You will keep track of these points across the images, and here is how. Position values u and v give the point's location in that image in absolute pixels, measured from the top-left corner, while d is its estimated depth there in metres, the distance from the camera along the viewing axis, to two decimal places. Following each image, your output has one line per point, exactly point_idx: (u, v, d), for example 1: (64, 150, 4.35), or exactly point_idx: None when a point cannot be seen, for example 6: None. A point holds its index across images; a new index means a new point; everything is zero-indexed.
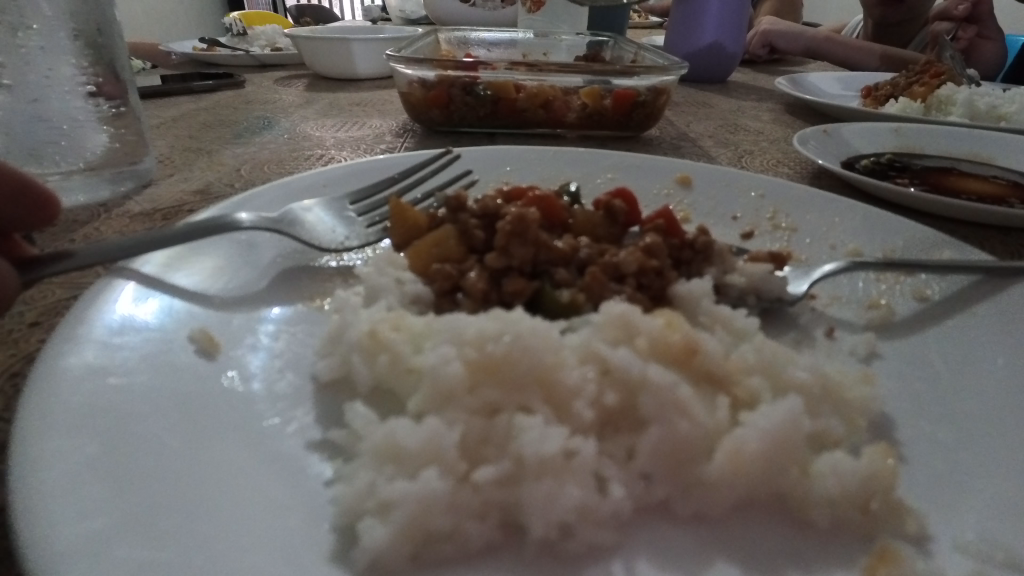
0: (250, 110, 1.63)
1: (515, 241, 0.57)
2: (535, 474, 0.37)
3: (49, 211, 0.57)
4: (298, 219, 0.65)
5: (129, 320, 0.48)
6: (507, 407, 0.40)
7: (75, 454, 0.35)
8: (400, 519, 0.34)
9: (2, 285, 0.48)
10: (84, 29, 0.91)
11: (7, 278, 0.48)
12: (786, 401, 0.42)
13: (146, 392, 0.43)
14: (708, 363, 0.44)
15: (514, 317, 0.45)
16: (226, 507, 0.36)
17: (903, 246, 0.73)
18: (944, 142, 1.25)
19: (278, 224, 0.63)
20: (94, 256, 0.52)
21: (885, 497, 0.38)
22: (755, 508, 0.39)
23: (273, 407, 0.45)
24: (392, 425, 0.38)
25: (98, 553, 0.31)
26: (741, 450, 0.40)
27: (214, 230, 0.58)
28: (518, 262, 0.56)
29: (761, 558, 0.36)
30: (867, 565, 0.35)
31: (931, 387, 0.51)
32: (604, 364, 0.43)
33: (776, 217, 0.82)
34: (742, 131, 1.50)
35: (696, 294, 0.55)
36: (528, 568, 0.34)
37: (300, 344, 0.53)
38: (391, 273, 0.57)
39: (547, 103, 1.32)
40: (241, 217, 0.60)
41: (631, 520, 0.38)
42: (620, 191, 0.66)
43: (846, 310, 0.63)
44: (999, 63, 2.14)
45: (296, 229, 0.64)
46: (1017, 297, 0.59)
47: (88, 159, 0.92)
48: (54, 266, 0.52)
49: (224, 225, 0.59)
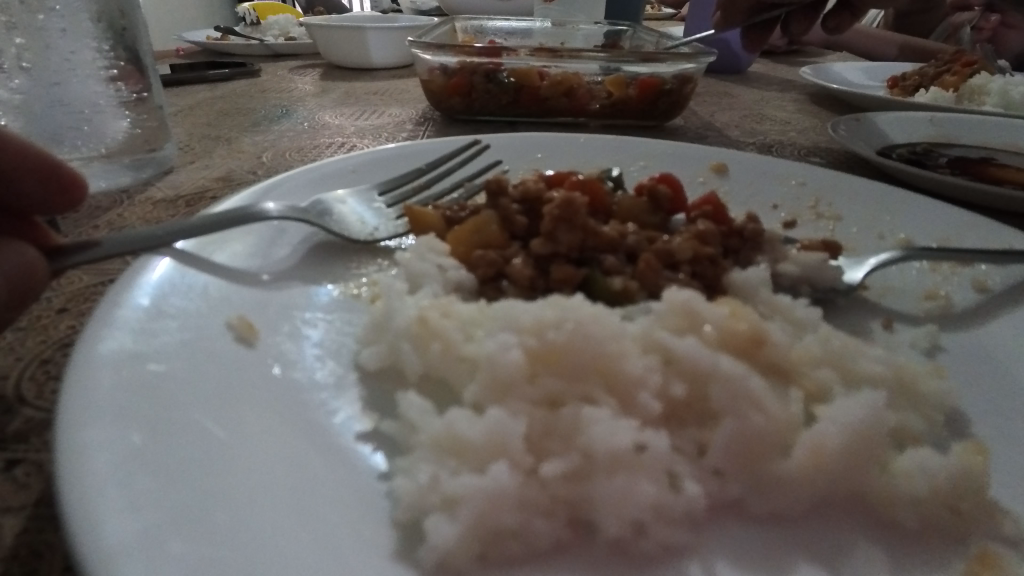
0: (266, 98, 1.61)
1: (561, 226, 0.54)
2: (604, 470, 0.35)
3: (75, 194, 0.55)
4: (328, 210, 0.63)
5: (164, 306, 0.46)
6: (570, 398, 0.38)
7: (118, 443, 0.33)
8: (467, 517, 0.32)
9: (31, 273, 0.46)
10: (105, 12, 0.90)
11: (36, 266, 0.46)
12: (864, 394, 0.40)
13: (187, 381, 0.41)
14: (777, 354, 0.42)
15: (572, 304, 0.43)
16: (279, 501, 0.33)
17: (956, 235, 0.70)
18: (980, 132, 1.22)
19: (309, 215, 0.61)
20: (125, 241, 0.50)
21: (977, 497, 0.36)
22: (837, 507, 0.37)
23: (317, 397, 0.43)
24: (451, 416, 0.36)
25: (150, 546, 0.28)
26: (821, 445, 0.37)
27: (241, 222, 0.55)
28: (565, 248, 0.54)
29: (850, 561, 0.33)
30: (965, 570, 0.33)
31: (1006, 381, 0.48)
32: (669, 354, 0.41)
33: (818, 206, 0.79)
34: (768, 121, 1.46)
35: (752, 282, 0.53)
36: (603, 569, 0.32)
37: (340, 333, 0.51)
38: (432, 258, 0.55)
39: (570, 91, 1.28)
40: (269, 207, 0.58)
41: (706, 519, 0.35)
42: (665, 176, 0.64)
43: (903, 301, 0.60)
44: None
45: (326, 220, 0.62)
46: None
47: (108, 146, 0.90)
48: (87, 253, 0.49)
49: (257, 214, 0.57)
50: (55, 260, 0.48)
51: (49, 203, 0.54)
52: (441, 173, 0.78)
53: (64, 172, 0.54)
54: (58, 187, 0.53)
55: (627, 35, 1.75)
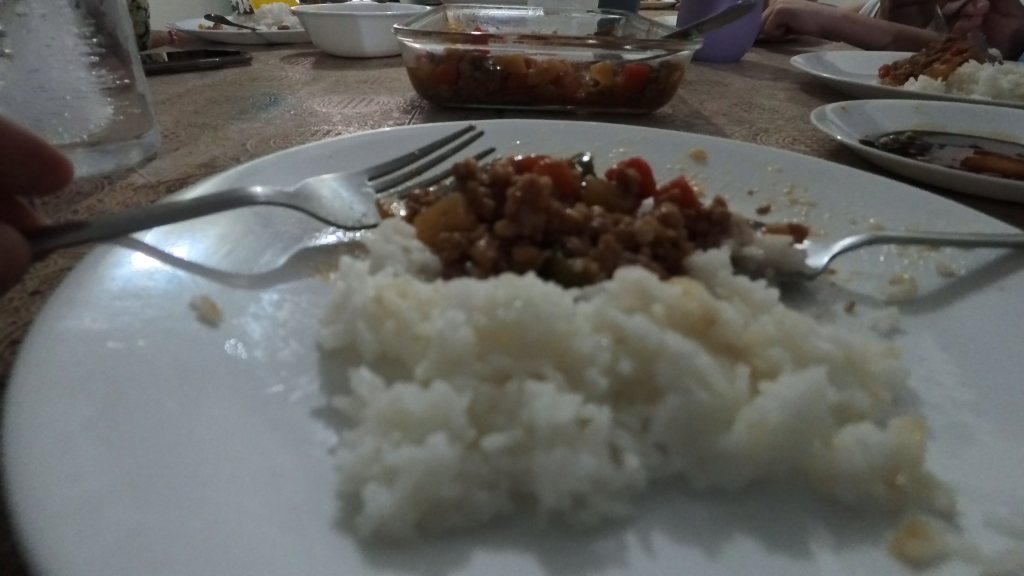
0: (256, 87, 1.61)
1: (525, 208, 0.54)
2: (546, 443, 0.36)
3: (59, 175, 0.55)
4: (314, 195, 0.62)
5: (130, 286, 0.47)
6: (517, 374, 0.39)
7: (69, 418, 0.34)
8: (405, 487, 0.33)
9: (13, 256, 0.45)
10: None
11: (20, 249, 0.45)
12: (809, 371, 0.40)
13: (146, 356, 0.41)
14: (727, 333, 0.42)
15: (525, 282, 0.43)
16: (223, 473, 0.34)
17: (927, 220, 0.70)
18: (967, 120, 1.21)
19: (297, 200, 0.60)
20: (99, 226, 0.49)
21: (912, 472, 0.37)
22: (777, 481, 0.37)
23: (276, 375, 0.44)
24: (398, 391, 0.37)
25: (86, 516, 0.29)
26: (762, 421, 0.38)
27: (230, 207, 0.55)
28: (529, 231, 0.54)
29: (782, 532, 0.34)
30: (894, 541, 0.33)
31: (959, 362, 0.49)
32: (619, 332, 0.41)
33: (794, 192, 0.80)
34: (757, 109, 1.46)
35: (713, 264, 0.53)
36: (538, 539, 0.33)
37: (304, 314, 0.51)
38: (398, 241, 0.55)
39: (558, 79, 1.28)
40: (256, 191, 0.58)
41: (646, 492, 0.36)
42: (635, 161, 0.64)
43: (868, 285, 0.61)
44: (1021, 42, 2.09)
45: (311, 205, 0.61)
46: None
47: (91, 132, 0.90)
48: (68, 235, 0.48)
49: (239, 199, 0.56)
50: (37, 243, 0.48)
51: (34, 182, 0.54)
52: (430, 158, 0.78)
53: (47, 150, 0.54)
54: (41, 166, 0.53)
55: (621, 24, 1.74)
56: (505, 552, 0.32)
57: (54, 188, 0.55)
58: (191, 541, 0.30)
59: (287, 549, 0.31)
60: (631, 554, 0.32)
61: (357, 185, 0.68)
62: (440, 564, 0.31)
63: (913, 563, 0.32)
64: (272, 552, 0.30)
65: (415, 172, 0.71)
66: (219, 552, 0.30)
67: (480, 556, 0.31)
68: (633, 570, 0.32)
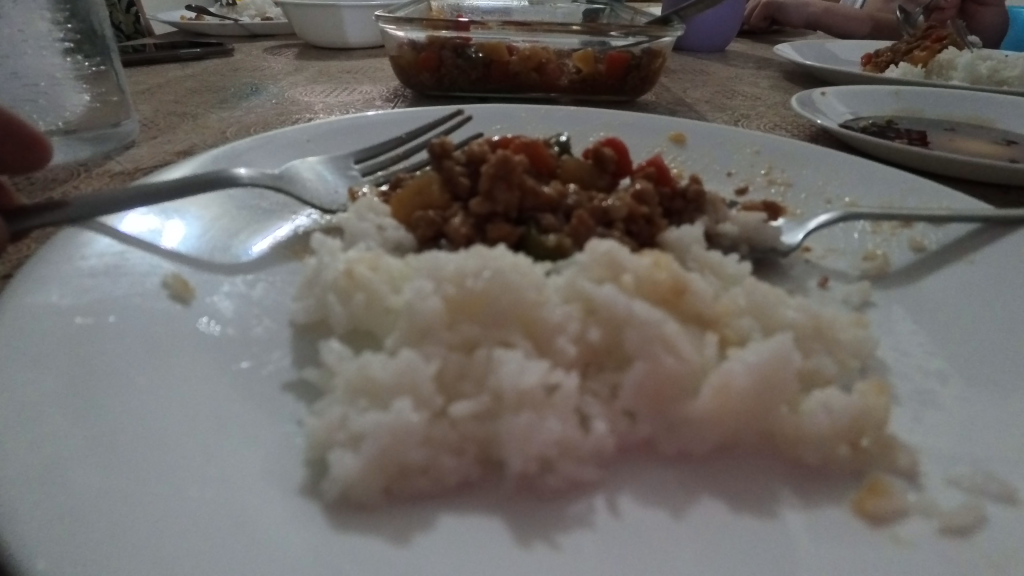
0: (238, 77, 1.60)
1: (499, 185, 0.55)
2: (512, 408, 0.36)
3: (35, 155, 0.54)
4: (297, 177, 0.62)
5: (101, 264, 0.47)
6: (486, 343, 0.39)
7: (36, 389, 0.34)
8: (371, 451, 0.33)
9: None
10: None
11: None
12: (776, 338, 0.41)
13: (116, 330, 0.41)
14: (696, 302, 0.43)
15: (494, 254, 0.43)
16: (190, 443, 0.34)
17: (900, 198, 0.71)
18: (945, 104, 1.22)
19: (279, 180, 0.60)
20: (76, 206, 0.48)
21: (876, 433, 0.37)
22: (746, 446, 0.38)
23: (247, 350, 0.44)
24: (366, 360, 0.37)
25: (46, 482, 0.29)
26: (729, 386, 0.38)
27: (215, 189, 0.54)
28: (503, 207, 0.54)
29: (747, 494, 0.35)
30: (856, 499, 0.34)
31: (926, 333, 0.49)
32: (589, 302, 0.42)
33: (771, 173, 0.80)
34: (740, 97, 1.47)
35: (687, 239, 0.54)
36: (505, 502, 0.33)
37: (278, 291, 0.51)
38: (372, 219, 0.55)
39: (540, 66, 1.28)
40: (238, 171, 0.57)
41: (614, 458, 0.36)
42: (612, 140, 0.64)
43: (841, 261, 0.61)
44: (1000, 30, 2.10)
45: (295, 187, 0.61)
46: (1016, 244, 0.57)
47: (67, 119, 0.88)
48: (45, 216, 0.48)
49: (222, 179, 0.56)
50: (14, 223, 0.48)
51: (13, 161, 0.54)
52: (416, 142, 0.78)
53: (25, 131, 0.53)
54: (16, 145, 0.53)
55: (605, 13, 1.73)
56: (471, 515, 0.32)
57: (30, 167, 0.54)
58: (153, 507, 0.30)
59: (250, 516, 0.31)
60: (596, 517, 0.33)
61: (340, 169, 0.67)
62: (406, 527, 0.31)
63: (873, 520, 0.33)
64: (236, 516, 0.30)
65: (401, 155, 0.71)
66: (179, 519, 0.29)
67: (446, 520, 0.32)
68: (599, 532, 0.32)
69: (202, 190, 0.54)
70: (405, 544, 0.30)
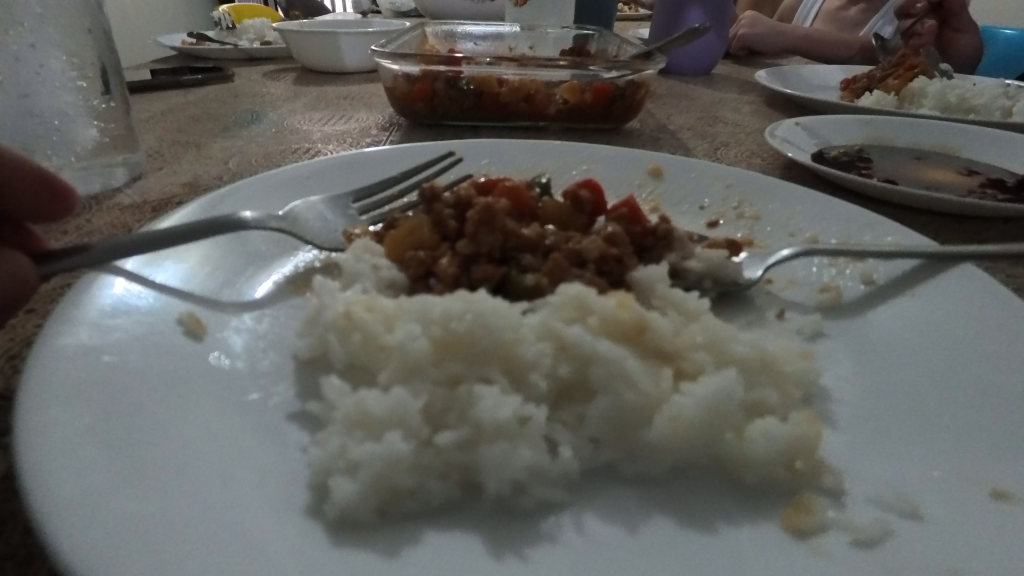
0: (238, 104, 1.65)
1: (482, 229, 0.60)
2: (490, 437, 0.41)
3: (67, 205, 0.59)
4: (298, 218, 0.68)
5: (121, 305, 0.52)
6: (467, 379, 0.44)
7: (72, 423, 0.39)
8: (366, 476, 0.38)
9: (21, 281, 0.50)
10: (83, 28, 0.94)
11: (26, 273, 0.50)
12: (725, 372, 0.46)
13: (138, 368, 0.46)
14: (656, 339, 0.48)
15: (476, 297, 0.49)
16: (209, 470, 0.40)
17: (857, 232, 0.77)
18: (913, 133, 1.28)
19: (283, 223, 0.65)
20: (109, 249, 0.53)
21: (809, 457, 0.42)
22: (696, 469, 0.43)
23: (255, 383, 0.49)
24: (362, 395, 0.42)
25: (90, 504, 0.34)
26: (681, 416, 0.43)
27: (227, 231, 0.60)
28: (486, 249, 0.60)
29: (695, 512, 0.40)
30: (787, 516, 0.39)
31: (868, 362, 0.55)
32: (560, 340, 0.47)
33: (741, 206, 0.86)
34: (721, 123, 1.53)
35: (653, 278, 0.59)
36: (482, 521, 0.38)
37: (282, 326, 0.57)
38: (368, 259, 0.60)
39: (529, 97, 1.34)
40: (247, 215, 0.62)
41: (580, 480, 0.42)
42: (588, 182, 0.70)
43: (800, 293, 0.67)
44: (973, 56, 2.18)
45: (296, 228, 0.67)
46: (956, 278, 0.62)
47: (78, 153, 0.92)
48: (73, 260, 0.52)
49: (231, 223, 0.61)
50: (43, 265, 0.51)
51: (44, 212, 0.59)
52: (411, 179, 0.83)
53: (57, 183, 0.58)
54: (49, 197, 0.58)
55: (594, 39, 1.78)
56: (453, 533, 0.37)
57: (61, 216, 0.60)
58: (180, 526, 0.35)
59: (261, 534, 0.36)
60: (562, 533, 0.38)
61: (339, 208, 0.73)
62: (397, 543, 0.36)
63: (800, 534, 0.38)
64: (252, 533, 0.36)
65: (398, 194, 0.77)
66: (203, 536, 0.34)
67: (432, 537, 0.37)
68: (563, 546, 0.37)
69: (215, 233, 0.59)
70: (395, 558, 0.35)
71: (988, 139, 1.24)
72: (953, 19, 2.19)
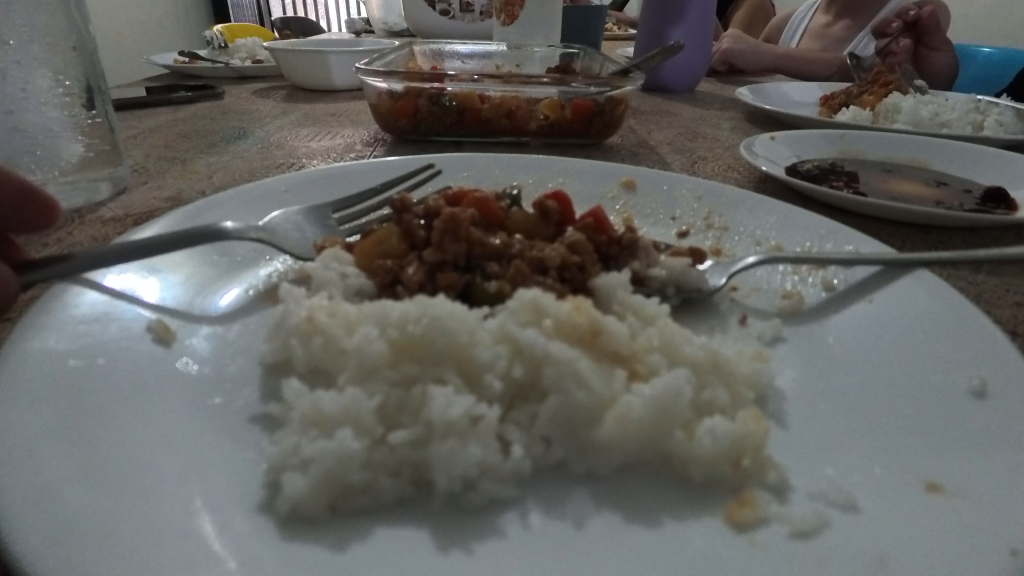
0: (227, 120, 1.68)
1: (448, 237, 0.62)
2: (441, 435, 0.42)
3: (49, 218, 0.61)
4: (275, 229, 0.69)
5: (92, 312, 0.53)
6: (423, 380, 0.46)
7: (34, 423, 0.40)
8: (318, 473, 0.39)
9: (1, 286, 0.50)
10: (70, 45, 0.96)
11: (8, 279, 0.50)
12: (674, 372, 0.47)
13: (104, 371, 0.47)
14: (609, 342, 0.50)
15: (435, 302, 0.50)
16: (167, 469, 0.41)
17: (821, 241, 0.79)
18: (885, 148, 1.31)
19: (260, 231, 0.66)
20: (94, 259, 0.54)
21: (754, 454, 0.44)
22: (645, 466, 0.44)
23: (220, 387, 0.50)
24: (318, 396, 0.43)
25: (44, 499, 0.35)
26: (630, 414, 0.45)
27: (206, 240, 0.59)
28: (451, 257, 0.62)
29: (640, 508, 0.41)
30: (729, 510, 0.40)
31: (822, 365, 0.56)
32: (516, 343, 0.49)
33: (710, 218, 0.88)
34: (701, 138, 1.56)
35: (615, 285, 0.61)
36: (431, 516, 0.39)
37: (251, 333, 0.58)
38: (337, 267, 0.62)
39: (510, 113, 1.37)
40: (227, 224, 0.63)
41: (531, 477, 0.43)
42: (556, 193, 0.71)
43: (761, 300, 0.68)
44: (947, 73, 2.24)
45: (271, 237, 0.68)
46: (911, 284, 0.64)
47: (63, 168, 0.94)
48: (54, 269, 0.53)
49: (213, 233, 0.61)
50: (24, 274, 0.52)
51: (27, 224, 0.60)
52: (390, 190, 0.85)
53: (43, 197, 0.60)
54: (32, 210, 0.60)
55: (580, 56, 1.81)
56: (401, 527, 0.38)
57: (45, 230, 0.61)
58: (133, 521, 0.36)
59: (214, 529, 0.37)
60: (509, 527, 0.39)
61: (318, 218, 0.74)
62: (345, 538, 0.37)
63: (740, 527, 0.39)
64: (205, 528, 0.37)
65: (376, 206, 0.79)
66: (155, 531, 0.35)
67: (380, 531, 0.38)
68: (508, 540, 0.38)
69: (196, 243, 0.59)
70: (342, 551, 0.36)
71: (958, 152, 1.27)
72: (928, 37, 2.25)
